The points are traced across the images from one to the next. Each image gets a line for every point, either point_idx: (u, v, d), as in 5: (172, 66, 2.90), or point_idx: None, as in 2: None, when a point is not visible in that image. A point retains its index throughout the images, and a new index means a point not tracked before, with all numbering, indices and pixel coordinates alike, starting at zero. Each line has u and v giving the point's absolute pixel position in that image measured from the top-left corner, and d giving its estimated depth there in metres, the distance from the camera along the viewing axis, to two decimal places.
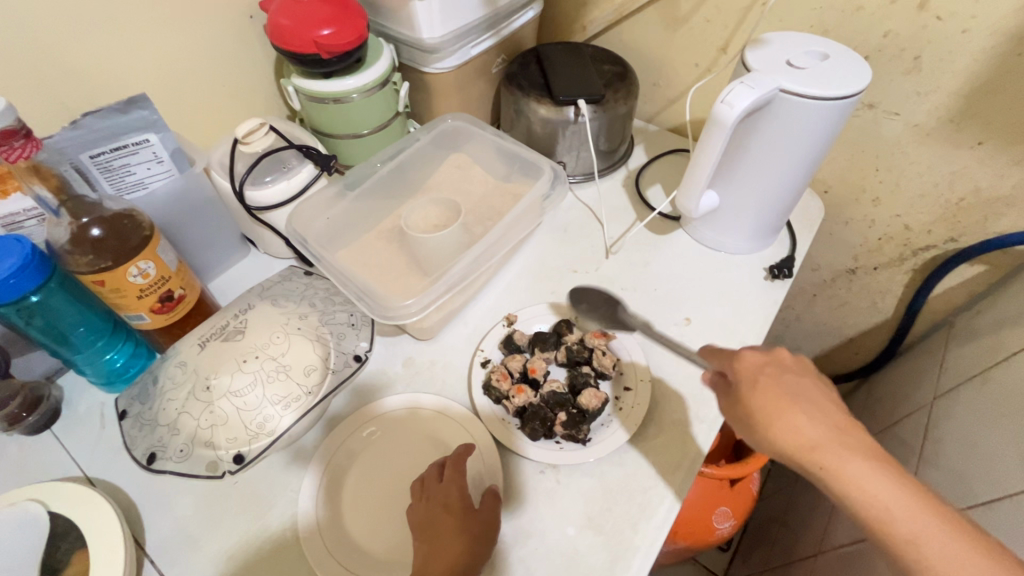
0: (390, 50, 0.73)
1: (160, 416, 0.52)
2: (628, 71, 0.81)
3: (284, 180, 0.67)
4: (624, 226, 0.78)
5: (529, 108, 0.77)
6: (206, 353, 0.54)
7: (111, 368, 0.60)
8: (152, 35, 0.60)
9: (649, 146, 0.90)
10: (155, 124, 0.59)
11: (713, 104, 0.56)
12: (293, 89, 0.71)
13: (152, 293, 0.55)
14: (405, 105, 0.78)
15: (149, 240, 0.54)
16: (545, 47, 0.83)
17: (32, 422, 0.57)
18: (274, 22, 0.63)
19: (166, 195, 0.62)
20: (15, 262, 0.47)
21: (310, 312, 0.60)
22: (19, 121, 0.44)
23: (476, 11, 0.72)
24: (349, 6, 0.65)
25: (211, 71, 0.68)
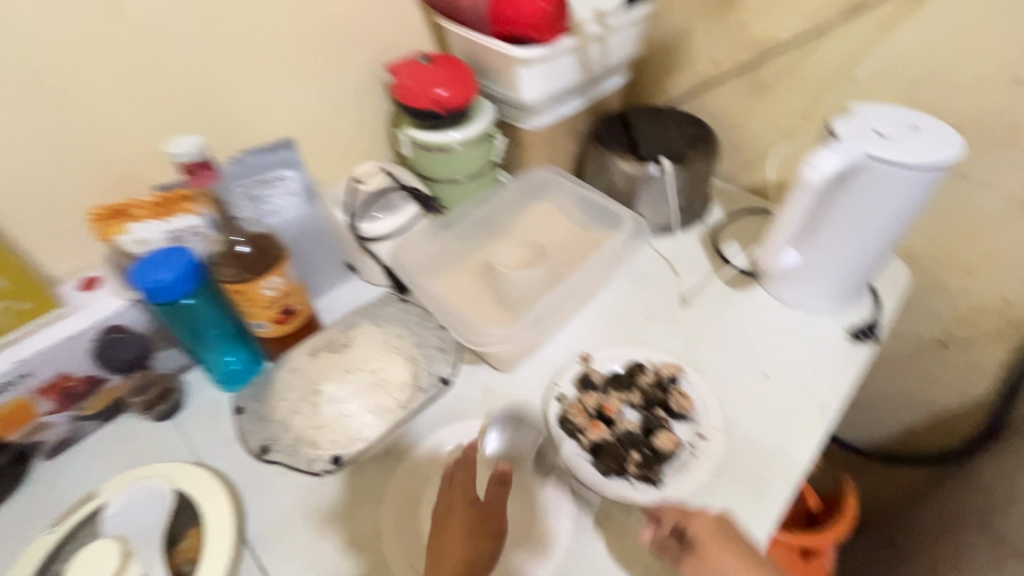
0: (490, 108, 0.81)
1: (273, 413, 0.59)
2: (709, 133, 0.85)
3: (392, 216, 0.74)
4: (700, 278, 0.80)
5: (613, 163, 0.82)
6: (316, 362, 0.61)
7: (229, 370, 0.68)
8: (302, 89, 0.73)
9: (726, 205, 0.93)
10: (293, 163, 0.70)
11: (799, 167, 0.59)
12: (406, 139, 0.80)
13: (276, 305, 0.63)
14: (498, 155, 0.85)
15: (280, 260, 0.62)
16: (630, 110, 0.90)
17: (162, 409, 0.66)
18: (399, 83, 0.74)
19: (294, 224, 0.72)
20: (177, 270, 0.57)
21: (405, 334, 0.67)
22: (206, 157, 0.53)
23: (573, 76, 0.79)
24: (462, 71, 0.74)
25: (340, 119, 0.79)
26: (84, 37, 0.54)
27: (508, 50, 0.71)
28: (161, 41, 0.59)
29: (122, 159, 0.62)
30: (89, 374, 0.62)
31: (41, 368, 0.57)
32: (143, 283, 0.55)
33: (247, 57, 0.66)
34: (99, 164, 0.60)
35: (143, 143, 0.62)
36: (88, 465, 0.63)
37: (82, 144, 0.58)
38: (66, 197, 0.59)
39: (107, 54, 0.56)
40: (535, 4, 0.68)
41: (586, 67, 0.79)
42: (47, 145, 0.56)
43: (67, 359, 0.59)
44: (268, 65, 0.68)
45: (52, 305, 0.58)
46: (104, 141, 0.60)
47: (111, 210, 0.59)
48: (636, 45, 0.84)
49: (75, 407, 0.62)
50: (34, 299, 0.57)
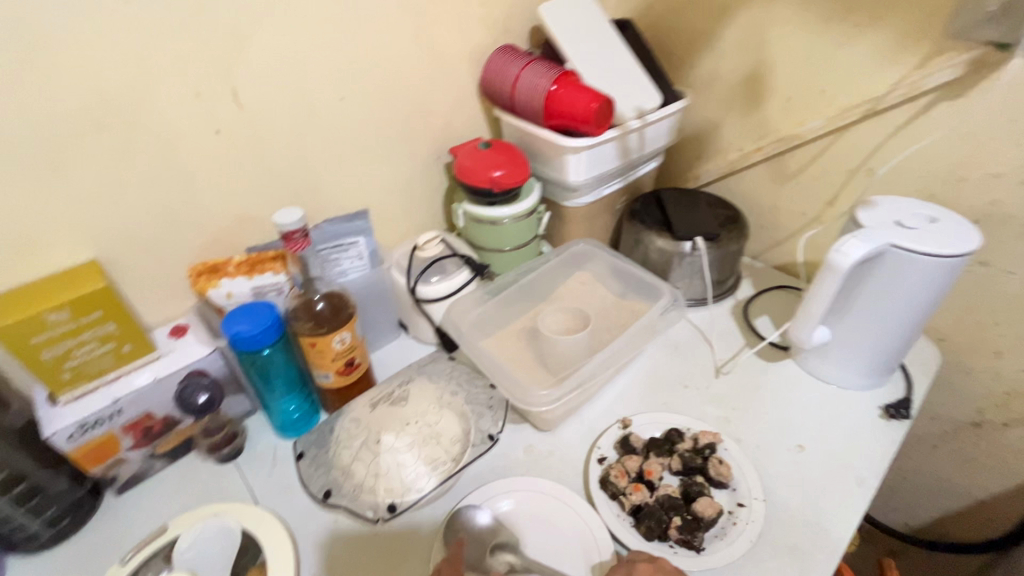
0: (538, 188, 0.90)
1: (336, 460, 0.63)
2: (739, 215, 0.92)
3: (448, 279, 0.82)
4: (733, 350, 0.84)
5: (649, 239, 0.89)
6: (376, 413, 0.66)
7: (291, 417, 0.73)
8: (374, 167, 0.83)
9: (754, 281, 0.98)
10: (365, 231, 0.77)
11: (827, 252, 0.64)
12: (461, 211, 0.88)
13: (341, 358, 0.69)
14: (543, 230, 0.94)
15: (349, 318, 0.68)
16: (664, 192, 0.98)
17: (226, 453, 0.71)
18: (460, 163, 0.83)
19: (360, 285, 0.80)
20: (262, 323, 0.63)
21: (457, 391, 0.71)
22: (303, 226, 0.61)
23: (615, 162, 0.88)
24: (517, 155, 0.84)
25: (403, 193, 0.89)
26: (210, 123, 0.65)
27: (558, 140, 0.81)
28: (267, 126, 0.69)
29: (221, 223, 0.71)
30: (168, 415, 0.67)
31: (130, 407, 0.63)
32: (232, 334, 0.62)
33: (333, 140, 0.77)
34: (202, 226, 0.70)
35: (239, 210, 0.72)
36: (154, 501, 0.67)
37: (193, 210, 0.68)
38: (172, 254, 0.68)
39: (225, 137, 0.66)
40: (586, 104, 0.78)
41: (625, 154, 0.88)
42: (165, 210, 0.66)
43: (153, 399, 0.65)
44: (349, 146, 0.79)
45: (147, 348, 0.64)
46: (209, 207, 0.69)
47: (208, 267, 0.69)
48: (670, 136, 0.94)
49: (150, 445, 0.67)
50: (132, 343, 0.63)
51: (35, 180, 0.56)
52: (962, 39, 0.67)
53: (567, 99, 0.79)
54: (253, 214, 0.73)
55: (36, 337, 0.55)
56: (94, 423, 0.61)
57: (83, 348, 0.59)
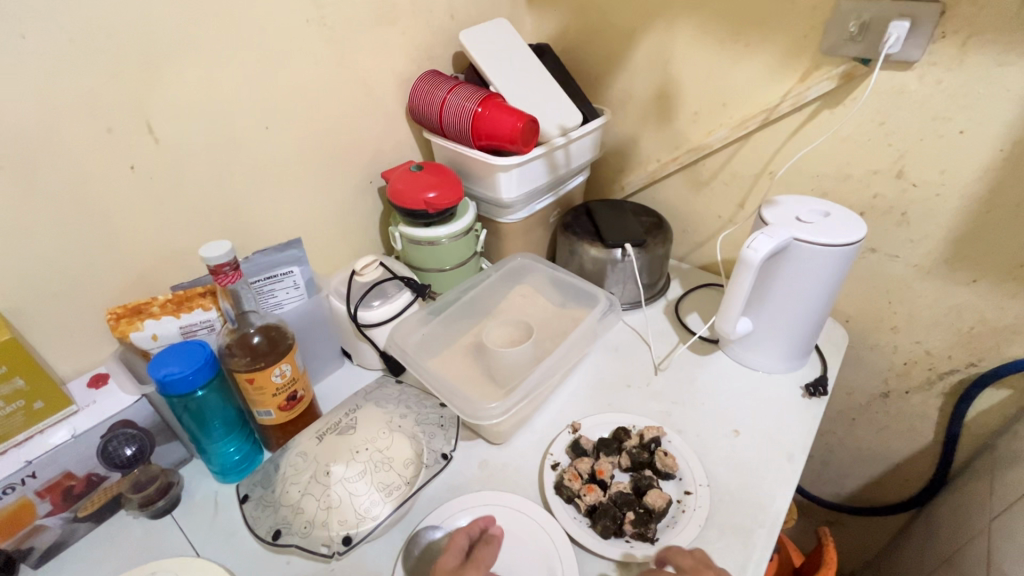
0: (472, 207, 0.92)
1: (283, 498, 0.60)
2: (663, 221, 0.99)
3: (389, 303, 0.81)
4: (669, 348, 0.89)
5: (582, 249, 0.94)
6: (324, 444, 0.64)
7: (231, 460, 0.69)
8: (305, 194, 0.82)
9: (683, 281, 1.04)
10: (300, 260, 0.76)
11: (741, 248, 0.70)
12: (398, 234, 0.89)
13: (282, 392, 0.67)
14: (481, 247, 0.96)
15: (289, 349, 0.67)
16: (592, 204, 1.03)
17: (160, 506, 0.66)
18: (393, 186, 0.84)
19: (297, 315, 0.78)
20: (195, 363, 0.60)
21: (407, 413, 0.70)
22: (233, 258, 0.59)
23: (544, 177, 0.92)
24: (449, 176, 0.86)
25: (336, 219, 0.88)
26: (123, 158, 0.62)
27: (488, 160, 0.84)
28: (188, 159, 0.67)
29: (140, 262, 0.67)
30: (90, 472, 0.62)
31: (46, 468, 0.57)
32: (162, 377, 0.59)
33: (259, 169, 0.75)
34: (119, 267, 0.66)
35: (160, 247, 0.68)
36: (78, 571, 0.61)
37: (108, 250, 0.64)
38: (85, 299, 0.64)
39: (141, 172, 0.63)
40: (512, 124, 0.81)
41: (553, 170, 0.93)
42: (76, 253, 0.62)
43: (72, 457, 0.60)
44: (276, 175, 0.77)
45: (63, 404, 0.59)
46: (126, 247, 0.65)
47: (130, 309, 0.65)
48: (593, 151, 1.00)
49: (70, 508, 0.62)
50: (45, 399, 0.57)
51: None
52: (833, 55, 0.77)
53: (494, 120, 0.82)
54: (176, 250, 0.70)
55: None
56: (3, 490, 0.55)
57: None
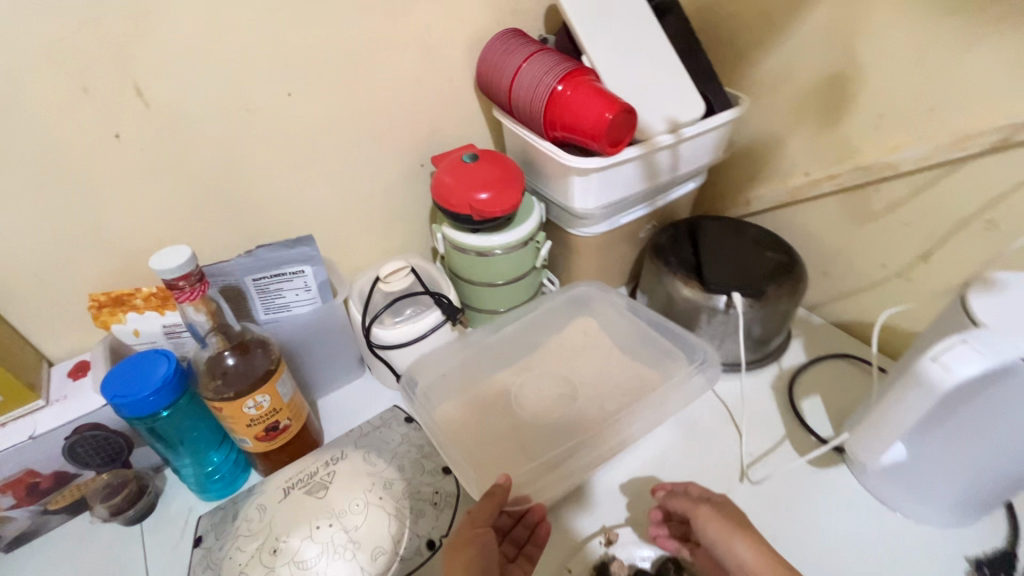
0: (539, 210, 0.73)
1: (225, 565, 0.50)
2: (797, 262, 0.71)
3: (410, 323, 0.67)
4: (769, 444, 0.65)
5: (672, 285, 0.70)
6: (285, 504, 0.52)
7: (208, 481, 0.61)
8: (336, 176, 0.68)
9: (808, 342, 0.77)
10: (312, 259, 0.63)
11: (918, 357, 0.45)
12: (442, 235, 0.73)
13: (260, 423, 0.56)
14: (543, 260, 0.77)
15: (271, 375, 0.55)
16: (701, 222, 0.78)
17: (130, 515, 0.60)
18: (439, 179, 0.67)
19: (307, 320, 0.67)
20: (155, 381, 0.51)
21: (396, 479, 0.56)
22: (197, 267, 0.48)
23: (637, 186, 0.69)
24: (511, 172, 0.67)
25: (375, 207, 0.74)
26: (107, 125, 0.51)
27: (562, 158, 0.63)
28: (189, 129, 0.55)
29: (133, 245, 0.58)
30: (57, 470, 0.56)
31: (2, 466, 0.52)
32: (113, 397, 0.49)
33: (281, 144, 0.62)
34: (108, 249, 0.57)
35: (156, 228, 0.59)
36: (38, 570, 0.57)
37: (93, 230, 0.55)
38: (69, 281, 0.56)
39: (129, 142, 0.53)
40: (598, 113, 0.59)
41: (652, 177, 0.69)
42: (56, 231, 0.53)
43: (34, 456, 0.54)
44: (302, 151, 0.64)
45: (25, 398, 0.54)
46: (116, 227, 0.56)
47: (113, 298, 0.57)
48: (715, 153, 0.74)
49: (38, 502, 0.57)
50: (3, 393, 0.52)
51: None
52: None
53: (575, 106, 0.60)
54: (176, 234, 0.60)
55: None
56: None
57: None
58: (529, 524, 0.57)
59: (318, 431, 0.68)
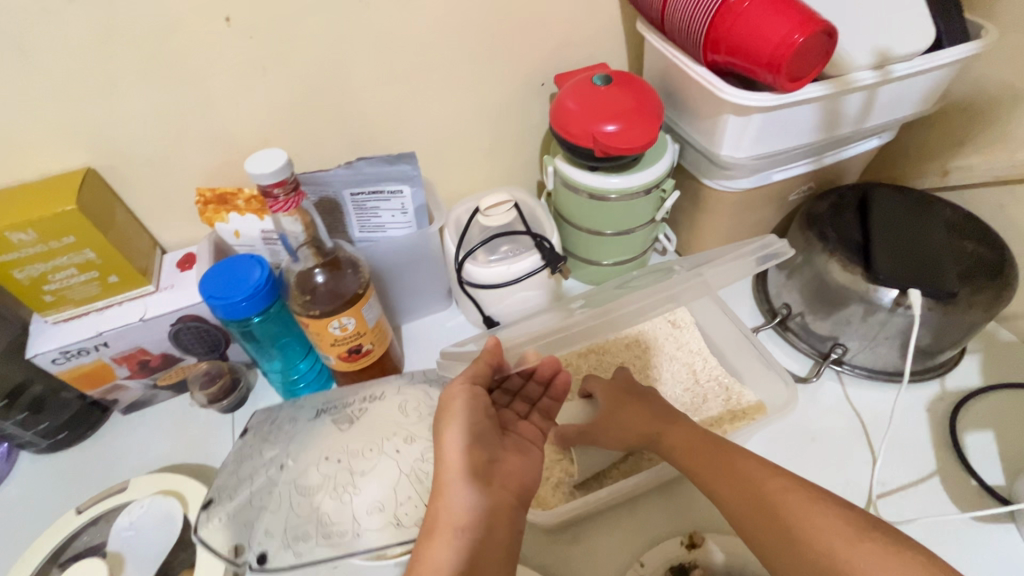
0: (673, 152, 0.61)
1: (243, 461, 0.51)
2: (1007, 261, 0.54)
3: (505, 264, 0.61)
4: (911, 477, 0.53)
5: (826, 267, 0.57)
6: (309, 423, 0.52)
7: (293, 388, 0.62)
8: (447, 89, 0.60)
9: (987, 361, 0.61)
10: (412, 179, 0.58)
11: None
12: (553, 170, 0.64)
13: (343, 344, 0.54)
14: (665, 213, 0.66)
15: (357, 298, 0.52)
16: (876, 191, 0.62)
17: (224, 405, 0.63)
18: (561, 102, 0.57)
19: (399, 244, 0.63)
20: (249, 287, 0.50)
21: (423, 437, 0.51)
22: (293, 175, 0.45)
23: (808, 136, 0.54)
24: (648, 103, 0.55)
25: (485, 128, 0.66)
26: (217, 6, 0.47)
27: (718, 89, 0.50)
28: (296, 18, 0.50)
29: (239, 142, 0.56)
30: (165, 352, 0.59)
31: (117, 341, 0.56)
32: (210, 297, 0.49)
33: (392, 46, 0.55)
34: (214, 143, 0.55)
35: (260, 128, 0.56)
36: (146, 436, 0.62)
37: (201, 122, 0.53)
38: (180, 172, 0.56)
39: (238, 28, 0.49)
40: (784, 33, 0.45)
41: (831, 126, 0.54)
42: (168, 120, 0.52)
43: (143, 338, 0.57)
44: (415, 57, 0.56)
45: (139, 282, 0.56)
46: (224, 122, 0.54)
47: (217, 196, 0.56)
48: (922, 104, 0.56)
49: (149, 376, 0.61)
50: (119, 274, 0.54)
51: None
52: None
53: (754, 22, 0.46)
54: (279, 135, 0.57)
55: (3, 256, 0.48)
56: (78, 351, 0.55)
57: (61, 274, 0.52)
58: (542, 380, 0.53)
59: (400, 358, 0.67)
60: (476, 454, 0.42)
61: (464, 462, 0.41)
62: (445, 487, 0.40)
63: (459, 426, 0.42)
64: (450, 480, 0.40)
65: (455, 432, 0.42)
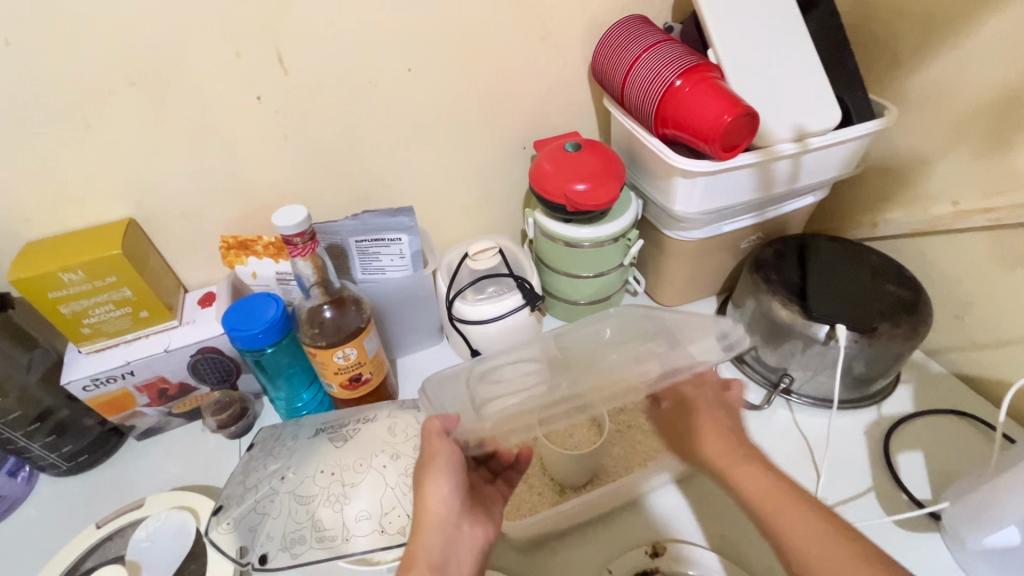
0: (636, 206, 0.71)
1: (250, 474, 0.57)
2: (922, 301, 0.63)
3: (491, 302, 0.69)
4: (850, 492, 0.60)
5: (770, 306, 0.65)
6: (309, 441, 0.58)
7: (296, 414, 0.68)
8: (441, 152, 0.70)
9: (918, 390, 0.69)
10: (410, 229, 0.66)
11: None
12: (533, 221, 0.73)
13: (345, 373, 0.61)
14: (632, 258, 0.75)
15: (359, 331, 0.59)
16: (814, 241, 0.71)
17: (233, 430, 0.69)
18: (539, 165, 0.67)
19: (397, 284, 0.71)
20: (265, 321, 0.57)
21: (404, 454, 0.57)
22: (310, 226, 0.54)
23: (747, 195, 0.64)
24: (612, 166, 0.65)
25: (474, 184, 0.76)
26: (251, 88, 0.57)
27: (668, 157, 0.60)
28: (316, 96, 0.60)
29: (261, 196, 0.65)
30: (182, 381, 0.66)
31: (143, 370, 0.62)
32: (232, 329, 0.57)
33: (395, 118, 0.65)
34: (240, 197, 0.64)
35: (279, 184, 0.65)
36: (160, 460, 0.68)
37: (230, 180, 0.62)
38: (208, 221, 0.65)
39: (267, 104, 0.58)
40: (716, 114, 0.55)
41: (766, 187, 0.64)
42: (203, 178, 0.61)
43: (166, 367, 0.63)
44: (415, 126, 0.66)
45: (165, 317, 0.63)
46: (250, 180, 0.63)
47: (239, 242, 0.64)
48: (844, 168, 0.66)
49: (166, 404, 0.67)
50: (149, 310, 0.62)
51: (67, 133, 0.54)
52: None
53: (692, 104, 0.57)
54: (295, 191, 0.66)
55: (53, 293, 0.56)
56: (107, 379, 0.61)
57: (99, 310, 0.59)
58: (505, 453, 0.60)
59: (395, 388, 0.73)
60: (453, 506, 0.50)
61: (443, 509, 0.49)
62: (427, 531, 0.48)
63: (443, 481, 0.49)
64: (429, 526, 0.48)
65: (438, 487, 0.49)
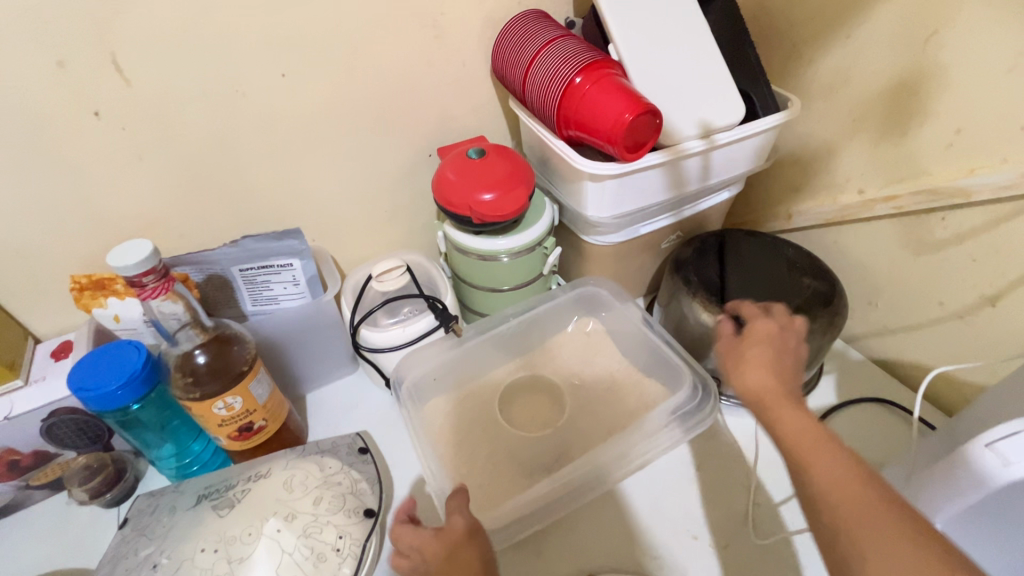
0: (550, 212, 0.67)
1: (119, 563, 0.49)
2: (838, 293, 0.63)
3: (401, 326, 0.63)
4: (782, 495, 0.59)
5: (690, 308, 0.63)
6: (190, 513, 0.51)
7: (185, 472, 0.60)
8: (333, 164, 0.63)
9: (840, 380, 0.69)
10: (301, 252, 0.59)
11: (971, 441, 0.41)
12: (443, 234, 0.68)
13: (232, 424, 0.53)
14: (552, 267, 0.71)
15: (243, 375, 0.52)
16: (732, 236, 0.70)
17: (109, 498, 0.59)
18: (441, 175, 0.61)
19: (294, 315, 0.63)
20: (125, 374, 0.49)
21: (302, 512, 0.50)
22: (161, 262, 0.46)
23: (660, 196, 0.62)
24: (520, 173, 0.61)
25: (378, 197, 0.69)
26: (86, 102, 0.48)
27: (574, 161, 0.57)
28: (172, 107, 0.52)
29: (119, 226, 0.56)
30: (37, 450, 0.56)
31: None
32: (80, 389, 0.48)
33: (273, 128, 0.58)
34: (91, 229, 0.55)
35: (139, 210, 0.56)
36: (16, 545, 0.57)
37: (75, 210, 0.53)
38: (53, 260, 0.55)
39: (109, 120, 0.50)
40: (617, 114, 0.52)
41: (678, 186, 0.62)
42: (37, 210, 0.52)
43: (10, 437, 0.53)
44: (298, 137, 0.59)
45: (3, 377, 0.53)
46: (101, 209, 0.54)
47: (94, 282, 0.55)
48: (755, 161, 0.65)
49: (19, 477, 0.57)
50: None
51: None
52: None
53: (593, 103, 0.53)
54: (161, 217, 0.58)
55: None
56: None
57: None
58: None
59: (303, 428, 0.66)
60: None
61: None
62: None
63: None
64: None
65: None
